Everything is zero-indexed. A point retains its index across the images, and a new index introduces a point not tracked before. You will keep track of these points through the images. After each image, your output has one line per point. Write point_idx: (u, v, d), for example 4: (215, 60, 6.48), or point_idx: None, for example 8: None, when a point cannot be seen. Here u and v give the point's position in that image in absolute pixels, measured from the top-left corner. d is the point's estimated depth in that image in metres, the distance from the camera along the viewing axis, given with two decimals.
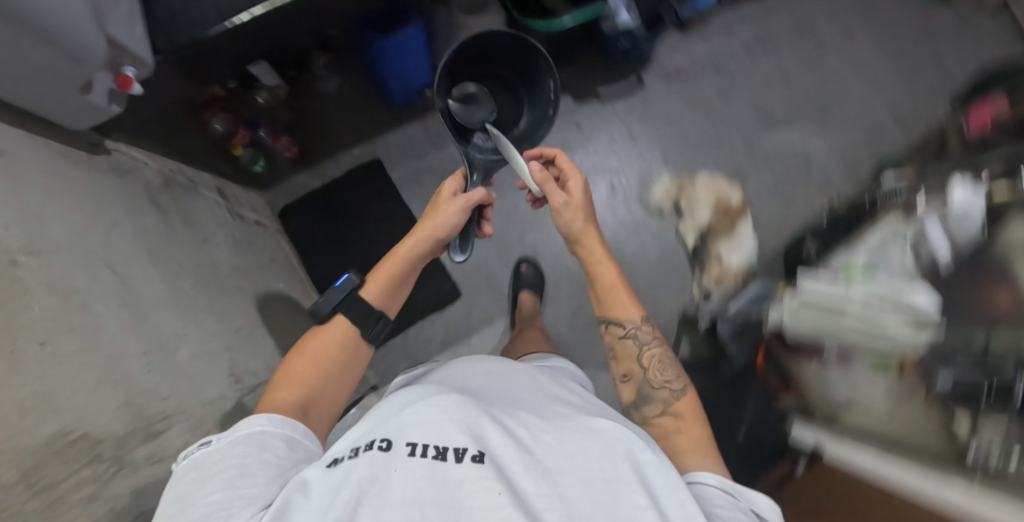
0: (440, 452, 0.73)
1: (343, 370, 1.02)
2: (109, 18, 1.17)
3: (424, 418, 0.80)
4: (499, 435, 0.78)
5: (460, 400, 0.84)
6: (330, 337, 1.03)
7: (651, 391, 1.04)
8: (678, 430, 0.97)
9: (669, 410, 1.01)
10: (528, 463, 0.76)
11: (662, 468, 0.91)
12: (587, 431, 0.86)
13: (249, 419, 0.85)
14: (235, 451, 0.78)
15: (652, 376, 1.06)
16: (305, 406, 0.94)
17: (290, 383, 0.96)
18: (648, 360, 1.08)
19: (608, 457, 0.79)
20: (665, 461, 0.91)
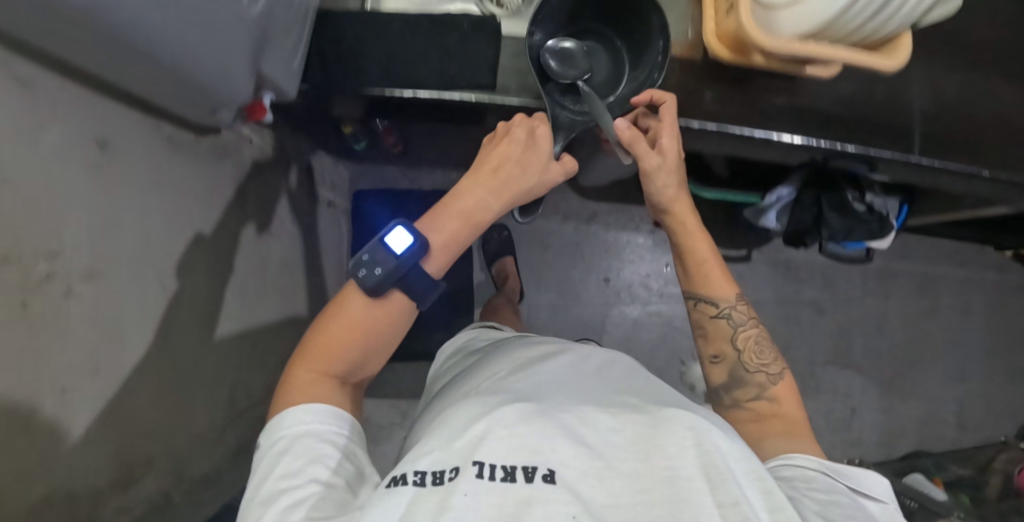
0: (509, 473, 0.61)
1: (384, 349, 0.85)
2: (260, 69, 0.96)
3: (495, 427, 0.66)
4: (572, 446, 0.65)
5: (524, 413, 0.68)
6: (385, 314, 0.82)
7: (746, 374, 1.01)
8: (777, 418, 0.96)
9: (766, 398, 0.98)
10: (611, 470, 0.64)
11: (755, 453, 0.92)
12: (655, 424, 0.70)
13: (298, 410, 0.76)
14: (298, 459, 0.70)
15: (748, 361, 1.01)
16: (344, 378, 0.83)
17: (324, 359, 0.81)
18: (740, 344, 1.03)
19: (689, 449, 0.66)
20: (760, 446, 0.93)
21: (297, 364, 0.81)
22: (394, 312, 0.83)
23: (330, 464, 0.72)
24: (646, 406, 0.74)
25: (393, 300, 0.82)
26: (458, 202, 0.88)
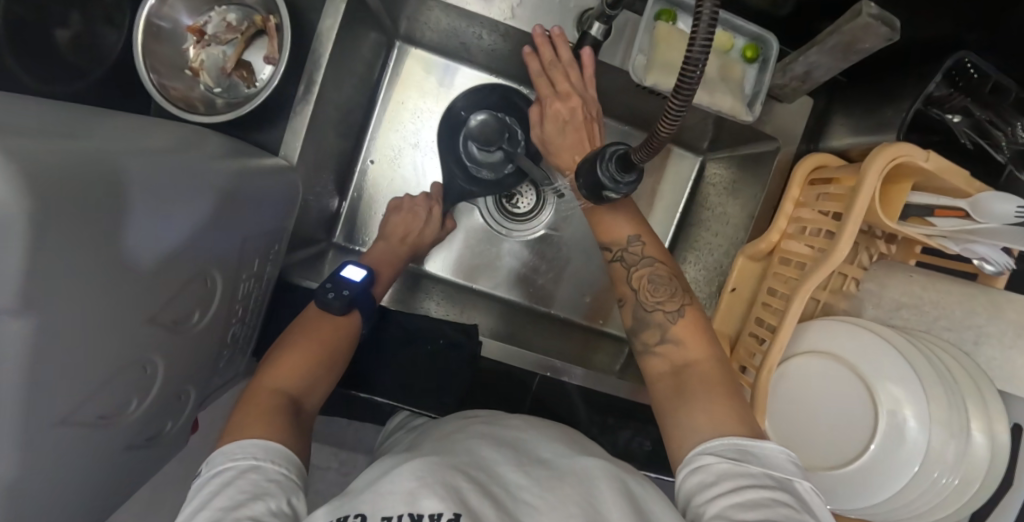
0: (415, 516, 0.34)
1: (338, 364, 0.54)
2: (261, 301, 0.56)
3: (406, 477, 0.38)
4: (470, 484, 0.37)
5: (427, 465, 0.39)
6: (328, 325, 0.55)
7: (642, 313, 0.53)
8: (688, 370, 0.49)
9: (673, 338, 0.51)
10: (545, 512, 0.37)
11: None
12: (557, 477, 0.40)
13: (232, 450, 0.41)
14: (216, 500, 0.37)
15: (644, 296, 0.54)
16: (296, 398, 0.49)
17: (285, 359, 0.51)
18: (638, 276, 0.55)
19: (580, 500, 0.38)
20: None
21: (256, 377, 0.50)
22: (346, 323, 0.56)
23: (291, 505, 0.38)
24: (555, 461, 0.43)
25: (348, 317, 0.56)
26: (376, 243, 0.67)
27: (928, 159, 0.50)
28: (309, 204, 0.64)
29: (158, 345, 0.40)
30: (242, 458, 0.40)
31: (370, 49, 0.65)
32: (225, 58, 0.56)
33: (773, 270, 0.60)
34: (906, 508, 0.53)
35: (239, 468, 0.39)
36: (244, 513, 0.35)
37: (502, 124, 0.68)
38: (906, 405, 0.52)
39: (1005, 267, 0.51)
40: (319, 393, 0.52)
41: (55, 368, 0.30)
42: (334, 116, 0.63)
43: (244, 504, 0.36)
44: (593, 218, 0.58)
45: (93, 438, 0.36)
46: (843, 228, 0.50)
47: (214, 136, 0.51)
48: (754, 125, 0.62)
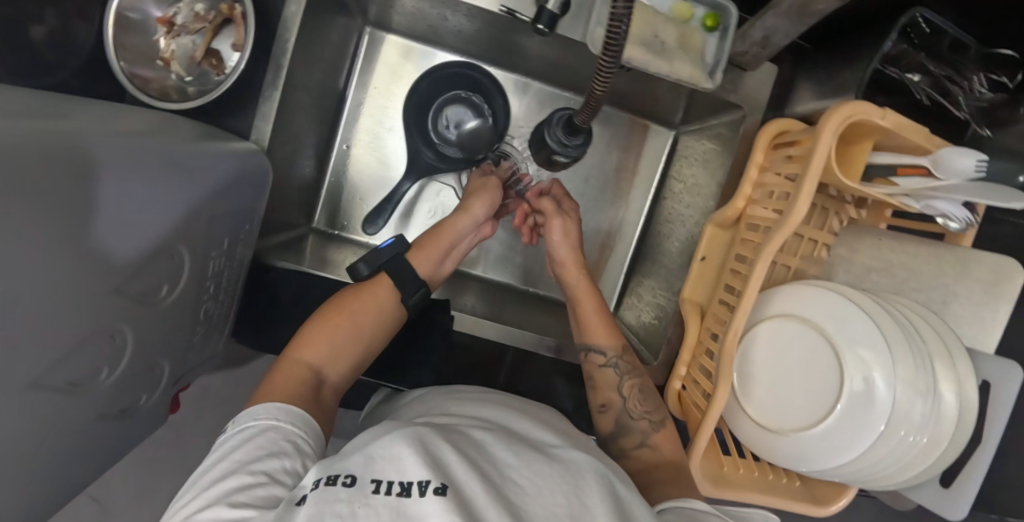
0: (405, 487, 0.32)
1: (369, 339, 0.52)
2: (236, 279, 0.57)
3: (398, 439, 0.36)
4: (459, 457, 0.34)
5: (419, 435, 0.36)
6: (361, 296, 0.53)
7: (627, 419, 0.56)
8: (659, 468, 0.51)
9: (651, 443, 0.54)
10: (530, 494, 0.34)
11: (807, 506, 0.57)
12: (546, 460, 0.37)
13: (256, 410, 0.42)
14: (241, 454, 0.37)
15: (632, 404, 0.56)
16: (321, 372, 0.49)
17: (314, 330, 0.51)
18: (628, 387, 0.57)
19: (568, 491, 0.34)
20: (811, 506, 0.57)
21: (286, 350, 0.50)
22: (378, 291, 0.54)
23: (307, 464, 0.38)
24: (547, 448, 0.40)
25: (379, 281, 0.55)
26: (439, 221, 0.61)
27: (884, 116, 0.49)
28: (284, 189, 0.65)
29: (126, 317, 0.42)
30: (264, 417, 0.41)
31: (339, 35, 0.66)
32: (194, 47, 0.58)
33: (740, 237, 0.60)
34: (875, 469, 0.53)
35: (261, 425, 0.40)
36: (260, 467, 0.36)
37: (471, 104, 0.72)
38: (874, 368, 0.52)
39: (970, 223, 0.52)
40: (346, 367, 0.51)
41: (23, 332, 0.32)
42: (306, 102, 0.65)
43: (263, 459, 0.36)
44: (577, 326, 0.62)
45: (65, 405, 0.38)
46: (799, 189, 0.51)
47: (184, 122, 0.53)
48: (720, 94, 0.62)
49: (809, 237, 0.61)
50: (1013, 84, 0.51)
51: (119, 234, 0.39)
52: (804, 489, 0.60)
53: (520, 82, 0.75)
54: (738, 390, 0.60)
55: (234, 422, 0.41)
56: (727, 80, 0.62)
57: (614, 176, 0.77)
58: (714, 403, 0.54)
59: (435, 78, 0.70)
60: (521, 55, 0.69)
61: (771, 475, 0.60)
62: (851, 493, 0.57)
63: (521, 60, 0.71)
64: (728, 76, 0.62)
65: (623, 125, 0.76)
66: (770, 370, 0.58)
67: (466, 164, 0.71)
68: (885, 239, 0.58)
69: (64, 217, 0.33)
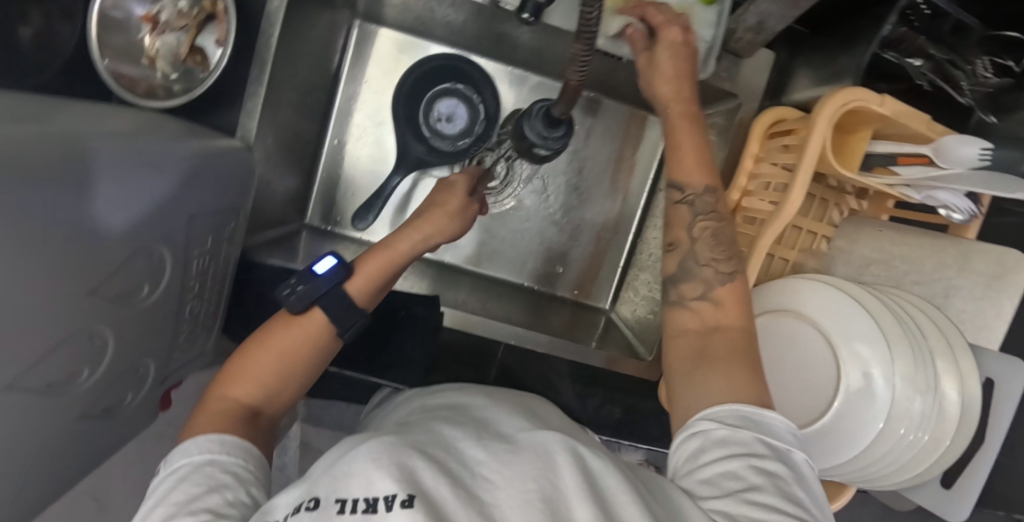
0: (370, 503, 0.31)
1: (303, 375, 0.48)
2: (221, 277, 0.57)
3: (361, 453, 0.35)
4: (428, 463, 0.33)
5: (383, 445, 0.35)
6: (293, 329, 0.47)
7: (690, 264, 0.46)
8: (718, 333, 0.43)
9: (713, 297, 0.44)
10: (500, 485, 0.33)
11: None
12: (513, 452, 0.36)
13: (191, 445, 0.40)
14: (179, 496, 0.36)
15: (702, 246, 0.47)
16: (255, 407, 0.45)
17: (241, 367, 0.46)
18: (699, 226, 0.47)
19: (539, 474, 0.33)
20: None
21: (216, 382, 0.47)
22: (311, 326, 0.47)
23: (249, 494, 0.38)
24: (516, 436, 0.39)
25: (312, 313, 0.47)
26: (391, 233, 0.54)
27: (883, 103, 0.47)
28: (273, 186, 0.65)
29: (107, 316, 0.42)
30: (197, 453, 0.39)
31: (326, 28, 0.65)
32: (180, 45, 0.57)
33: (735, 229, 0.58)
34: (875, 468, 0.51)
35: (194, 463, 0.39)
36: (200, 507, 0.35)
37: (464, 97, 0.71)
38: (872, 365, 0.50)
39: (974, 214, 0.50)
40: (285, 402, 0.47)
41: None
42: (293, 97, 0.64)
43: (201, 498, 0.36)
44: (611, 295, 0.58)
45: (45, 405, 0.39)
46: (793, 179, 0.49)
47: (168, 120, 0.53)
48: (715, 82, 0.60)
49: (808, 229, 0.60)
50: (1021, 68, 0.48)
51: (99, 233, 0.39)
52: None
53: (518, 74, 0.73)
54: None
55: (174, 457, 0.40)
56: (720, 68, 0.60)
57: (610, 168, 0.76)
58: None
59: (425, 70, 0.68)
60: (514, 47, 0.68)
61: None
62: (849, 491, 0.56)
63: (514, 51, 0.69)
64: (722, 63, 0.60)
65: (619, 116, 0.75)
66: (766, 366, 0.56)
67: (453, 158, 0.69)
68: (885, 231, 0.56)
69: (44, 219, 0.34)
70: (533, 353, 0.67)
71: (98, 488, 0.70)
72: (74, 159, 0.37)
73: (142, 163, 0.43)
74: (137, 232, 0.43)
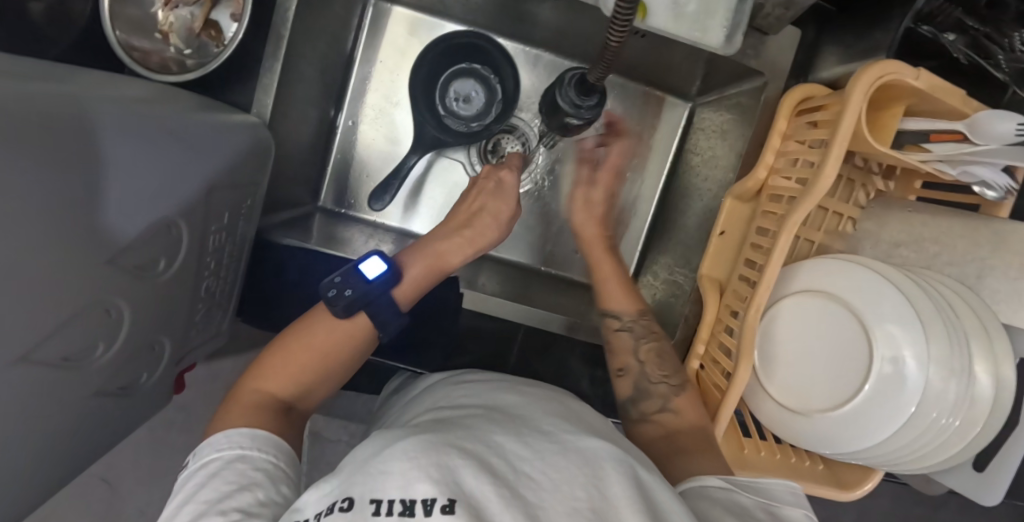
0: (409, 505, 0.30)
1: (337, 376, 0.48)
2: (236, 257, 0.56)
3: (395, 450, 0.34)
4: (470, 463, 0.32)
5: (418, 443, 0.34)
6: (332, 334, 0.47)
7: (644, 384, 0.54)
8: (679, 436, 0.50)
9: (672, 408, 0.52)
10: (545, 488, 0.32)
11: (836, 490, 0.55)
12: (561, 452, 0.36)
13: (218, 445, 0.39)
14: (207, 494, 0.35)
15: (650, 367, 0.54)
16: (288, 401, 0.45)
17: (277, 365, 0.46)
18: (643, 350, 0.55)
19: (587, 483, 0.33)
20: (839, 490, 0.55)
21: (247, 376, 0.46)
22: (353, 332, 0.48)
23: (280, 491, 0.36)
24: (560, 435, 0.38)
25: (354, 323, 0.48)
26: (427, 237, 0.55)
27: (917, 77, 0.46)
28: (287, 166, 0.64)
29: (122, 290, 0.41)
30: (227, 448, 0.38)
31: (342, 5, 0.64)
32: (194, 18, 0.56)
33: (761, 210, 0.57)
34: (906, 453, 0.50)
35: (225, 458, 0.38)
36: (231, 505, 0.33)
37: (481, 78, 0.70)
38: (904, 346, 0.49)
39: (1010, 192, 0.48)
40: (316, 397, 0.48)
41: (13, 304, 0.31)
42: (308, 75, 0.63)
43: (230, 497, 0.34)
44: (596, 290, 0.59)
45: (58, 380, 0.37)
46: (826, 155, 0.48)
47: (182, 94, 0.52)
48: (740, 60, 0.59)
49: (834, 211, 0.59)
50: None
51: (123, 216, 0.39)
52: (828, 474, 0.57)
53: (536, 56, 0.72)
54: (758, 372, 0.57)
55: (201, 459, 0.39)
56: (746, 45, 0.59)
57: (628, 151, 0.74)
58: (736, 381, 0.51)
59: (441, 49, 0.67)
60: (533, 26, 0.67)
61: (790, 458, 0.58)
62: (879, 476, 0.55)
63: (531, 31, 0.68)
64: (748, 40, 0.59)
65: (637, 97, 0.73)
66: (793, 351, 0.55)
67: (467, 139, 0.67)
68: (916, 211, 0.55)
69: (63, 188, 0.33)
70: (551, 338, 0.66)
71: (108, 473, 0.69)
72: (106, 133, 0.37)
73: (170, 142, 0.43)
74: (161, 219, 0.42)
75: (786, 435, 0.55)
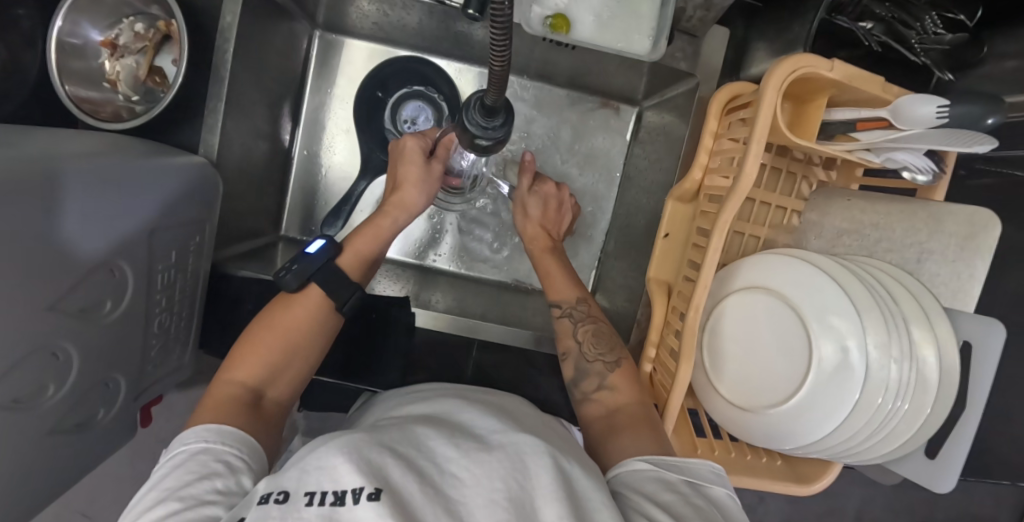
0: (338, 496, 0.32)
1: (306, 351, 0.51)
2: (193, 289, 0.59)
3: (331, 449, 0.35)
4: (397, 461, 0.34)
5: (352, 441, 0.36)
6: (290, 308, 0.51)
7: (582, 363, 0.55)
8: (621, 412, 0.51)
9: (609, 385, 0.53)
10: (468, 484, 0.34)
11: (793, 485, 0.54)
12: (484, 452, 0.37)
13: (188, 438, 0.41)
14: (173, 481, 0.37)
15: (587, 347, 0.55)
16: (257, 390, 0.48)
17: (246, 351, 0.49)
18: (583, 332, 0.56)
19: (508, 475, 0.34)
20: (796, 485, 0.54)
21: (223, 368, 0.49)
22: (308, 302, 0.51)
23: (241, 482, 0.38)
24: (486, 437, 0.39)
25: (307, 291, 0.52)
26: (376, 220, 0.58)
27: (832, 68, 0.46)
28: (243, 199, 0.66)
29: (68, 333, 0.43)
30: (195, 442, 0.41)
31: (285, 40, 0.66)
32: (138, 66, 0.59)
33: (701, 210, 0.57)
34: (854, 444, 0.50)
35: (190, 451, 0.40)
36: (191, 492, 0.36)
37: (429, 100, 0.71)
38: (847, 336, 0.49)
39: (937, 173, 0.49)
40: (286, 382, 0.50)
41: None
42: (260, 110, 0.66)
43: (193, 483, 0.37)
44: (542, 274, 0.62)
45: (10, 422, 0.39)
46: (746, 150, 0.48)
47: (132, 140, 0.54)
48: (672, 63, 0.60)
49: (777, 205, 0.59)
50: (972, 21, 0.47)
51: (83, 251, 0.43)
52: (786, 468, 0.57)
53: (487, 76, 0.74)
54: (709, 370, 0.57)
55: (177, 446, 0.41)
56: (676, 48, 0.60)
57: (580, 158, 0.75)
58: (678, 381, 0.52)
59: (385, 74, 0.69)
60: (472, 45, 0.68)
61: (748, 455, 0.57)
62: (835, 470, 0.54)
63: (475, 51, 0.70)
64: (677, 43, 0.60)
65: (585, 106, 0.75)
66: (742, 347, 0.55)
67: None
68: (854, 199, 0.54)
69: (12, 240, 0.36)
70: (510, 349, 0.67)
71: (90, 508, 0.71)
72: (70, 177, 0.41)
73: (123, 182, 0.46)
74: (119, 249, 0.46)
75: (740, 431, 0.55)
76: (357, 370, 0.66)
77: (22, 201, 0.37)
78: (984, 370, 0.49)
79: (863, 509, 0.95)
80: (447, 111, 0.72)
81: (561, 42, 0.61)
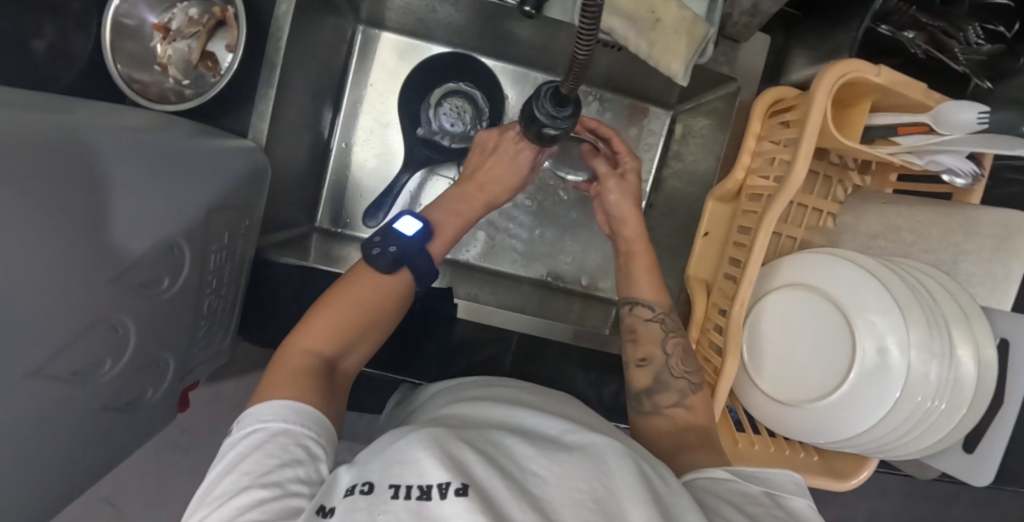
0: (424, 490, 0.29)
1: (380, 328, 0.49)
2: (238, 274, 0.59)
3: (412, 442, 0.32)
4: (477, 458, 0.31)
5: (437, 434, 0.33)
6: (373, 285, 0.48)
7: (666, 376, 0.52)
8: (691, 431, 0.49)
9: (688, 404, 0.50)
10: (552, 482, 0.30)
11: (830, 482, 0.56)
12: (564, 450, 0.33)
13: (259, 417, 0.39)
14: (251, 465, 0.34)
15: (675, 361, 0.53)
16: (331, 360, 0.45)
17: (318, 321, 0.46)
18: (672, 344, 0.54)
19: (591, 475, 0.31)
20: (832, 482, 0.56)
21: (291, 333, 0.46)
22: (397, 285, 0.49)
23: (320, 471, 0.36)
24: (564, 437, 0.35)
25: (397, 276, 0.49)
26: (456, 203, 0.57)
27: (879, 74, 0.48)
28: (284, 188, 0.67)
29: (128, 307, 0.42)
30: (272, 421, 0.38)
31: (331, 34, 0.67)
32: (190, 51, 0.59)
33: (742, 209, 0.59)
34: (891, 442, 0.52)
35: (268, 431, 0.37)
36: (274, 483, 0.33)
37: (468, 96, 0.73)
38: (887, 336, 0.50)
39: (978, 178, 0.50)
40: (356, 357, 0.48)
41: (20, 322, 0.33)
42: (304, 99, 0.66)
43: (276, 472, 0.34)
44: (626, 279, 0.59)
45: (69, 393, 0.39)
46: (797, 152, 0.50)
47: (182, 121, 0.54)
48: (713, 67, 0.62)
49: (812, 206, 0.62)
50: (1008, 33, 0.51)
51: (124, 235, 0.40)
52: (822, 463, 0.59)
53: (521, 73, 0.76)
54: (751, 364, 0.58)
55: (248, 427, 0.38)
56: (719, 52, 0.62)
57: None
58: (725, 375, 0.53)
59: (426, 69, 0.72)
60: (513, 42, 0.70)
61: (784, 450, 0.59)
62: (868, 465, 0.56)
63: (516, 51, 0.72)
64: (720, 48, 0.62)
65: (619, 109, 0.76)
66: (792, 345, 0.56)
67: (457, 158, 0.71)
68: (890, 203, 0.57)
69: (71, 216, 0.36)
70: (545, 342, 0.68)
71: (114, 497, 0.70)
72: (109, 156, 0.40)
73: (167, 161, 0.44)
74: (165, 230, 0.44)
75: (783, 426, 0.56)
76: (396, 362, 0.66)
77: (68, 179, 0.36)
78: (1020, 367, 0.51)
79: (874, 511, 0.96)
80: (484, 106, 0.73)
81: (606, 43, 0.62)
